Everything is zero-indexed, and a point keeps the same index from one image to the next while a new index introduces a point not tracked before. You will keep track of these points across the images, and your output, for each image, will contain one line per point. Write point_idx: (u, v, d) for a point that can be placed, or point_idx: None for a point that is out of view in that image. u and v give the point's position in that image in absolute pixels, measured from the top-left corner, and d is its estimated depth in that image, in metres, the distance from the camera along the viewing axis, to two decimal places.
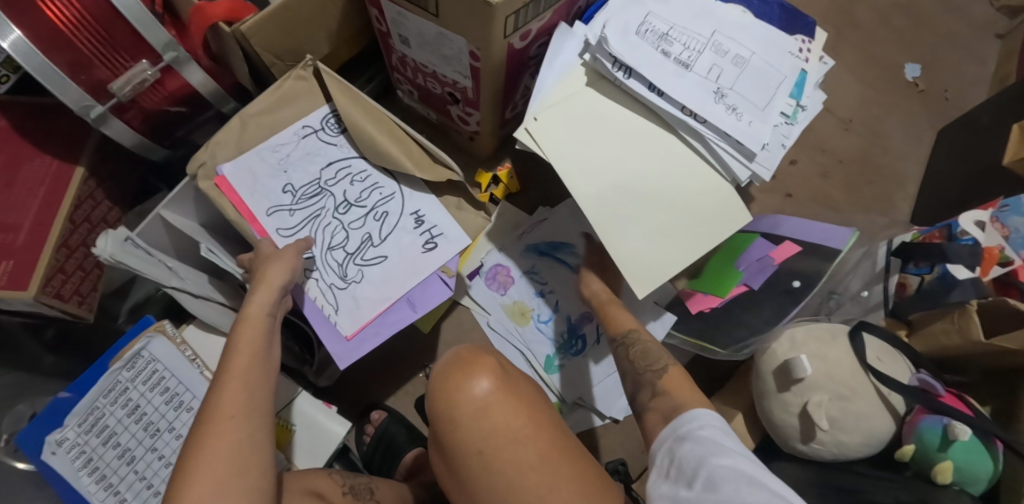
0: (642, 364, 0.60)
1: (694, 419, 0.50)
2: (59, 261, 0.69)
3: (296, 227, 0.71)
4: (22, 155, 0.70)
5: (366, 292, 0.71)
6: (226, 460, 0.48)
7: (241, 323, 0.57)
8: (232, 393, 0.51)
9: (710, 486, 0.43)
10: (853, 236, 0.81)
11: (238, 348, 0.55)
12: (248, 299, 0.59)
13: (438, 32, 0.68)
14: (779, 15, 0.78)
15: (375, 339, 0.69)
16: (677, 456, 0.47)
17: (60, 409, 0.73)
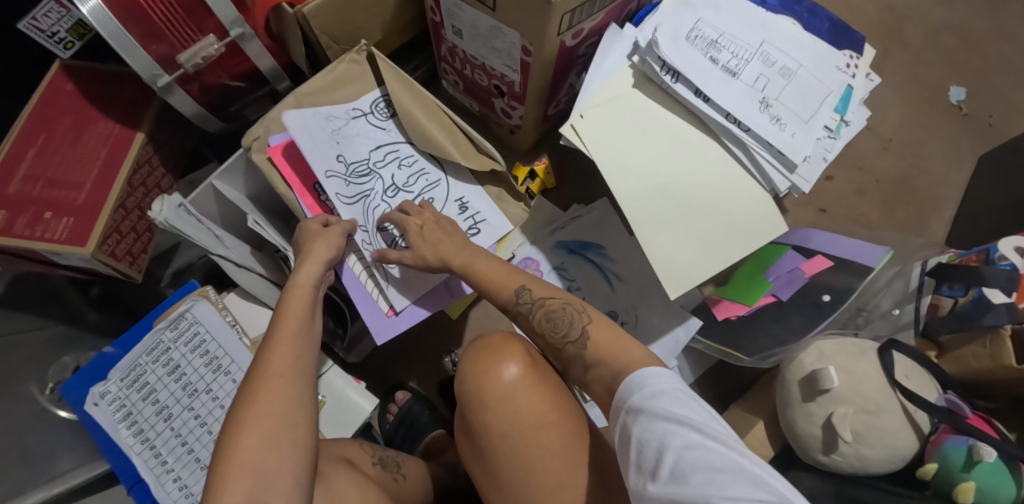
0: (556, 336, 0.57)
1: (645, 388, 0.46)
2: (116, 221, 0.73)
3: (351, 199, 0.72)
4: (87, 118, 0.74)
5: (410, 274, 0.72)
6: (275, 418, 0.49)
7: (290, 292, 0.59)
8: (276, 356, 0.52)
9: (676, 474, 0.39)
10: (887, 254, 0.79)
11: (285, 314, 0.56)
12: (296, 270, 0.61)
13: (493, 25, 0.70)
14: (829, 30, 0.79)
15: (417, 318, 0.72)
16: (634, 435, 0.44)
17: (105, 362, 0.76)
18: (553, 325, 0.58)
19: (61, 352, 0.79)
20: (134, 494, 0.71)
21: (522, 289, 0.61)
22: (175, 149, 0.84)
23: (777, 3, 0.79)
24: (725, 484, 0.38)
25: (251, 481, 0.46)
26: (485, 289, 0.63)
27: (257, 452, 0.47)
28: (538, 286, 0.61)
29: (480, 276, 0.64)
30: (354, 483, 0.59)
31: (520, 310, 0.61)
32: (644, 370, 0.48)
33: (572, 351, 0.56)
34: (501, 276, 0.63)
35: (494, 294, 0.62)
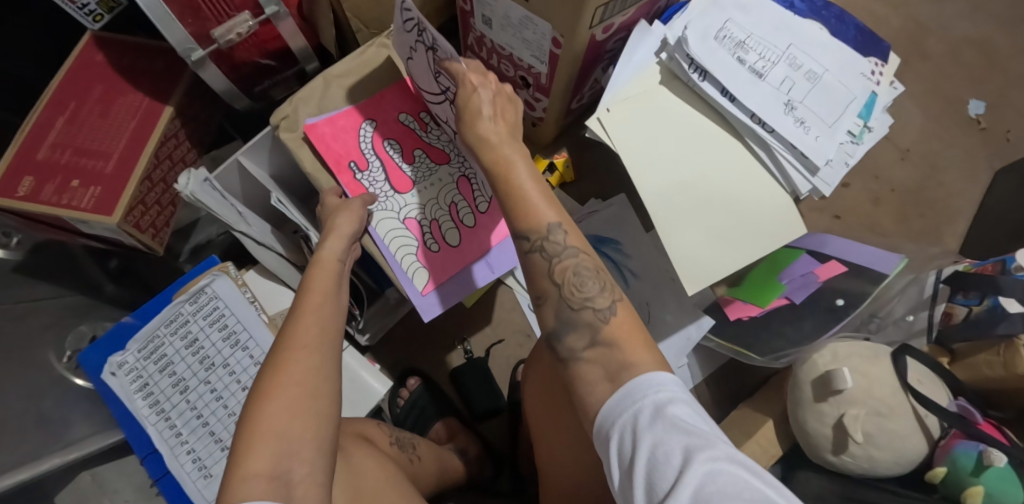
0: (577, 295, 0.51)
1: (657, 393, 0.43)
2: (141, 193, 0.73)
3: (373, 166, 0.71)
4: (116, 89, 0.74)
5: (443, 255, 0.71)
6: (305, 385, 0.47)
7: (317, 267, 0.57)
8: (304, 325, 0.50)
9: (703, 490, 0.37)
10: (901, 263, 0.77)
11: (313, 287, 0.55)
12: (320, 245, 0.60)
13: (525, 16, 0.69)
14: (855, 37, 0.80)
15: (450, 298, 0.72)
16: (645, 445, 0.41)
17: (123, 333, 0.77)
18: (581, 282, 0.51)
19: (78, 321, 0.80)
20: (150, 464, 0.73)
21: (559, 228, 0.52)
22: (201, 124, 0.84)
23: (805, 7, 0.79)
24: None
25: (275, 446, 0.44)
26: (511, 207, 0.53)
27: (285, 419, 0.45)
28: (575, 232, 0.53)
29: (513, 186, 0.53)
30: (373, 458, 0.60)
31: (547, 248, 0.52)
32: (650, 372, 0.45)
33: (588, 318, 0.50)
34: (539, 199, 0.53)
35: (519, 218, 0.53)
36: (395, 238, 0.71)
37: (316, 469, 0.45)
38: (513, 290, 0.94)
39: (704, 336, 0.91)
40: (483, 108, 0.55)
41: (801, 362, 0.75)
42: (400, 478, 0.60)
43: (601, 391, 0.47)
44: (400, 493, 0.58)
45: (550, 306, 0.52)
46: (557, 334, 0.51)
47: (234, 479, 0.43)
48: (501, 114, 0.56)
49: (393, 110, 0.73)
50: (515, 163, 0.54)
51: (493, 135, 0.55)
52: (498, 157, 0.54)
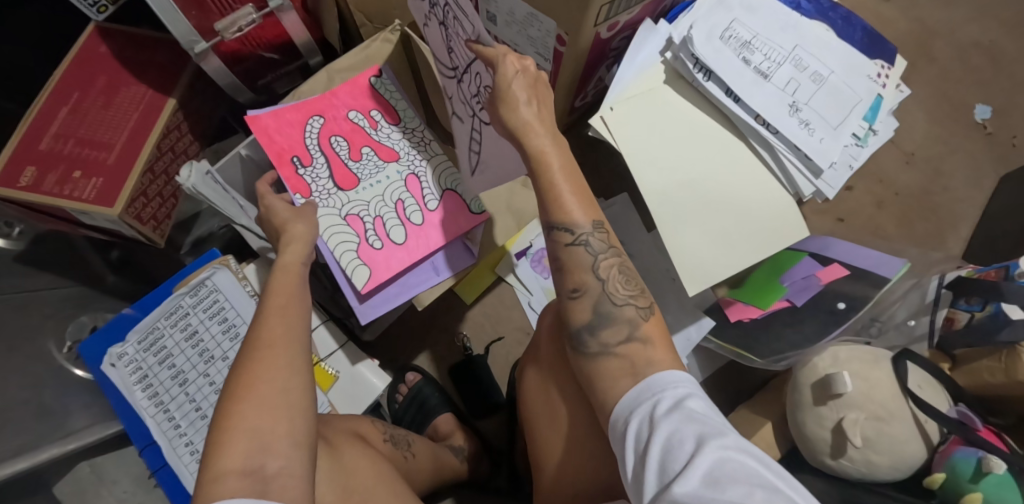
0: (621, 292, 0.54)
1: (675, 389, 0.45)
2: (143, 185, 0.73)
3: (319, 163, 0.70)
4: (119, 80, 0.74)
5: (386, 253, 0.69)
6: (281, 380, 0.45)
7: (280, 271, 0.54)
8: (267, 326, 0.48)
9: (712, 471, 0.38)
10: (904, 267, 0.78)
11: (277, 290, 0.52)
12: (281, 252, 0.57)
13: (530, 13, 0.69)
14: (862, 38, 0.79)
15: (392, 300, 0.71)
16: (660, 433, 0.42)
17: (123, 324, 0.77)
18: (625, 280, 0.54)
19: (79, 311, 0.80)
20: (148, 456, 0.73)
21: (599, 226, 0.54)
22: (205, 117, 0.84)
23: (812, 8, 0.79)
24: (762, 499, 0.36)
25: (248, 442, 0.42)
26: (549, 199, 0.54)
27: (254, 415, 0.43)
28: (610, 232, 0.55)
29: (551, 179, 0.53)
30: (368, 456, 0.60)
31: (590, 244, 0.54)
32: (669, 372, 0.48)
33: (630, 314, 0.53)
34: (577, 195, 0.54)
35: (555, 210, 0.54)
36: (336, 235, 0.69)
37: (292, 463, 0.43)
38: (513, 287, 0.94)
39: (704, 338, 0.90)
40: (520, 95, 0.52)
41: (801, 365, 0.75)
42: (395, 476, 0.60)
43: (625, 384, 0.49)
44: (393, 490, 0.58)
45: (587, 300, 0.53)
46: (591, 326, 0.53)
47: (209, 475, 0.41)
48: (536, 99, 0.53)
49: (343, 106, 0.72)
50: (549, 156, 0.52)
51: (530, 127, 0.52)
52: (534, 150, 0.52)
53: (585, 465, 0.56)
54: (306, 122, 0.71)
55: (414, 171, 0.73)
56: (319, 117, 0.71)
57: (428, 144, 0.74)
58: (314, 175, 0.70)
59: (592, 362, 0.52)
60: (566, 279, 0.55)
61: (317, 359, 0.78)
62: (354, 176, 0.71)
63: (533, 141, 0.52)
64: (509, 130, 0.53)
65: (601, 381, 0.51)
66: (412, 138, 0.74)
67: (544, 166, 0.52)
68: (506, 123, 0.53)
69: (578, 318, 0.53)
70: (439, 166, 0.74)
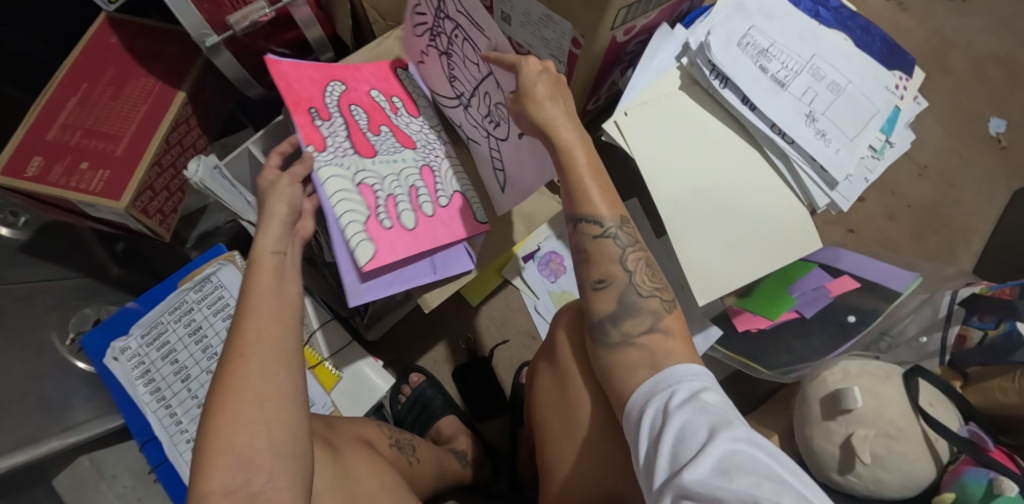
0: (648, 283, 0.53)
1: (691, 381, 0.44)
2: (150, 179, 0.73)
3: (333, 121, 0.64)
4: (129, 72, 0.73)
5: (392, 236, 0.63)
6: (266, 390, 0.44)
7: (254, 266, 0.50)
8: (242, 333, 0.46)
9: (724, 461, 0.37)
10: (916, 281, 0.79)
11: (251, 292, 0.49)
12: (258, 237, 0.52)
13: (545, 14, 0.68)
14: (880, 48, 0.78)
15: (388, 286, 0.63)
16: (673, 423, 0.41)
17: (127, 318, 0.76)
18: (651, 274, 0.54)
19: (83, 304, 0.80)
20: (149, 451, 0.73)
21: (626, 221, 0.54)
22: (214, 110, 0.83)
23: (830, 16, 0.78)
24: (773, 493, 0.35)
25: (229, 460, 0.42)
26: (577, 190, 0.53)
27: (227, 433, 0.42)
28: (635, 227, 0.55)
29: (579, 176, 0.53)
30: (370, 461, 0.59)
31: (619, 236, 0.53)
32: (687, 365, 0.47)
33: (654, 306, 0.52)
34: (605, 194, 0.53)
35: (585, 202, 0.53)
36: (343, 199, 0.61)
37: (276, 476, 0.43)
38: (519, 290, 0.93)
39: (711, 346, 0.89)
40: (542, 92, 0.53)
41: (810, 379, 0.74)
42: (398, 482, 0.60)
43: (642, 375, 0.48)
44: (395, 495, 0.57)
45: (613, 291, 0.52)
46: (614, 316, 0.51)
47: (194, 495, 0.41)
48: (560, 97, 0.54)
49: (366, 84, 0.69)
50: (577, 151, 0.52)
51: (557, 120, 0.52)
52: (562, 142, 0.52)
53: (602, 474, 0.54)
54: (329, 82, 0.66)
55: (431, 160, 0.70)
56: (342, 81, 0.67)
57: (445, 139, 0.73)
58: (332, 132, 0.63)
59: (611, 352, 0.51)
60: (591, 271, 0.54)
61: (318, 358, 0.76)
62: (372, 146, 0.66)
63: (560, 134, 0.52)
64: (537, 123, 0.53)
65: (619, 374, 0.50)
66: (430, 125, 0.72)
67: (571, 160, 0.52)
68: (533, 117, 0.53)
69: (601, 310, 0.52)
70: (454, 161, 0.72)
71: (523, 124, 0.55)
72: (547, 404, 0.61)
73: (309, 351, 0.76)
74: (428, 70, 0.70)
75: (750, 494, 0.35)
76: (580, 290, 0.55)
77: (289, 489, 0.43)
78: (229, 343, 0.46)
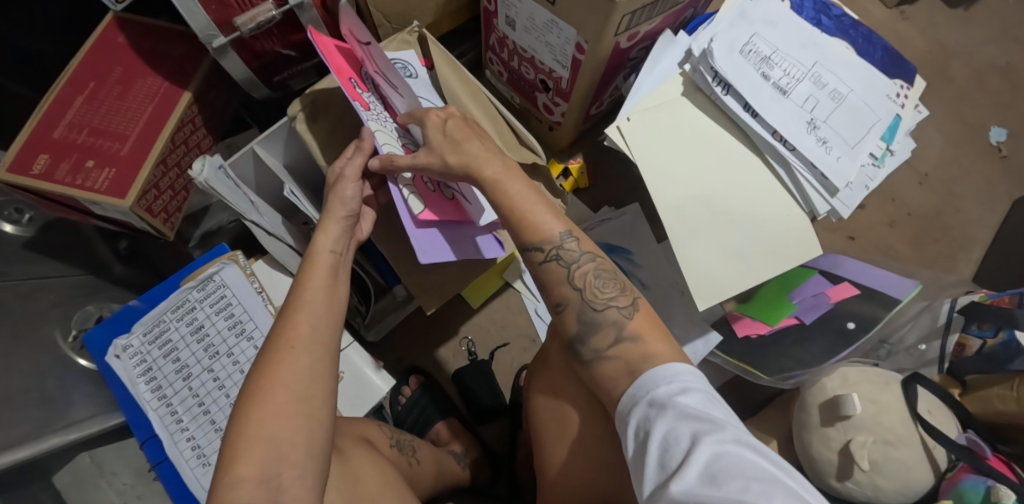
0: (599, 296, 0.53)
1: (670, 384, 0.44)
2: (154, 178, 0.73)
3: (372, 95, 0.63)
4: (136, 72, 0.73)
5: (434, 199, 0.63)
6: (282, 385, 0.45)
7: (310, 263, 0.53)
8: (295, 323, 0.48)
9: (710, 467, 0.37)
10: (917, 289, 0.79)
11: (304, 287, 0.51)
12: (314, 239, 0.55)
13: (550, 19, 0.68)
14: (882, 57, 0.79)
15: (442, 248, 0.62)
16: (658, 431, 0.41)
17: (130, 316, 0.76)
18: (604, 282, 0.53)
19: (86, 301, 0.80)
20: (149, 449, 0.73)
21: (571, 234, 0.54)
22: (219, 111, 0.84)
23: (832, 25, 0.78)
24: (760, 495, 0.35)
25: (265, 451, 0.42)
26: (518, 223, 0.54)
27: (265, 423, 0.43)
28: (584, 236, 0.54)
29: (511, 209, 0.54)
30: (372, 460, 0.60)
31: (562, 256, 0.53)
32: (668, 365, 0.46)
33: (613, 317, 0.51)
34: (542, 215, 0.54)
35: (525, 231, 0.54)
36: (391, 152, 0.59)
37: (306, 474, 0.43)
38: (519, 293, 0.95)
39: (710, 352, 0.89)
40: (458, 135, 0.55)
41: (809, 385, 0.74)
42: (399, 482, 0.60)
43: (624, 384, 0.48)
44: (395, 495, 0.58)
45: (569, 312, 0.53)
46: (579, 336, 0.52)
47: (225, 481, 0.41)
48: (475, 135, 0.56)
49: None
50: (506, 185, 0.54)
51: (481, 160, 0.54)
52: (488, 181, 0.54)
53: (595, 477, 0.55)
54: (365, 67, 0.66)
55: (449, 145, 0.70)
56: None
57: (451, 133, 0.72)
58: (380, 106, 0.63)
59: (593, 368, 0.51)
60: (548, 294, 0.55)
61: None
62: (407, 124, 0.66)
63: (485, 172, 0.54)
64: (461, 169, 0.54)
65: (604, 385, 0.50)
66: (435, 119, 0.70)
67: (503, 195, 0.53)
68: (454, 161, 0.55)
69: (568, 330, 0.53)
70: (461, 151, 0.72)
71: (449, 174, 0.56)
72: (546, 408, 0.61)
73: None
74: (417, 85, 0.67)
75: (739, 498, 0.35)
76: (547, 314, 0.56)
77: (311, 488, 0.43)
78: None
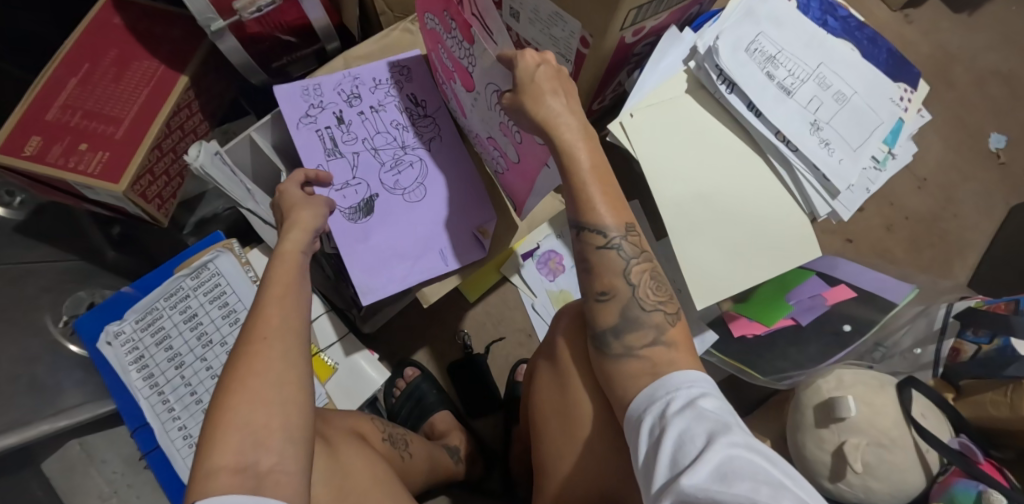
0: (651, 296, 0.52)
1: (689, 388, 0.45)
2: (149, 163, 0.72)
3: (347, 145, 0.72)
4: (132, 55, 0.72)
5: (382, 227, 0.71)
6: (275, 373, 0.44)
7: (278, 261, 0.52)
8: (265, 317, 0.47)
9: (721, 466, 0.37)
10: (913, 292, 0.79)
11: (273, 280, 0.50)
12: (283, 237, 0.55)
13: (555, 12, 0.66)
14: (887, 61, 0.78)
15: (387, 265, 0.70)
16: (673, 430, 0.42)
17: (123, 303, 0.76)
18: (655, 286, 0.53)
19: (76, 286, 0.79)
20: (140, 438, 0.72)
21: (631, 230, 0.53)
22: (216, 96, 0.83)
23: (838, 25, 0.78)
24: (773, 498, 0.35)
25: (242, 438, 0.42)
26: (579, 197, 0.52)
27: (246, 409, 0.42)
28: (641, 235, 0.54)
29: (581, 180, 0.51)
30: (362, 455, 0.59)
31: (622, 248, 0.52)
32: (688, 372, 0.47)
33: (657, 319, 0.52)
34: (609, 200, 0.52)
35: (587, 213, 0.52)
36: (348, 189, 0.70)
37: (286, 459, 0.42)
38: (517, 289, 0.94)
39: (706, 351, 0.89)
40: (546, 86, 0.50)
41: (804, 386, 0.75)
42: (389, 476, 0.60)
43: (643, 382, 0.48)
44: (387, 487, 0.58)
45: (615, 305, 0.52)
46: (615, 329, 0.52)
47: (200, 473, 0.40)
48: (564, 90, 0.51)
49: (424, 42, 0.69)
50: (579, 150, 0.50)
51: (560, 118, 0.50)
52: (565, 142, 0.50)
53: (592, 478, 0.55)
54: (427, 13, 0.63)
55: (418, 162, 0.73)
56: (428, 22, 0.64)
57: (443, 140, 0.74)
58: (327, 155, 0.71)
59: (615, 363, 0.51)
60: (594, 282, 0.54)
61: (316, 349, 0.77)
62: (467, 79, 0.62)
63: (561, 134, 0.50)
64: (549, 117, 0.50)
65: (620, 381, 0.50)
66: (413, 134, 0.74)
67: (573, 162, 0.50)
68: (532, 115, 0.50)
69: (604, 322, 0.52)
70: (441, 162, 0.73)
71: (522, 121, 0.52)
72: (549, 400, 0.61)
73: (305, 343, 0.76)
74: (374, 120, 0.73)
75: (749, 497, 0.35)
76: (583, 300, 0.55)
77: (296, 473, 0.43)
78: (241, 332, 0.47)
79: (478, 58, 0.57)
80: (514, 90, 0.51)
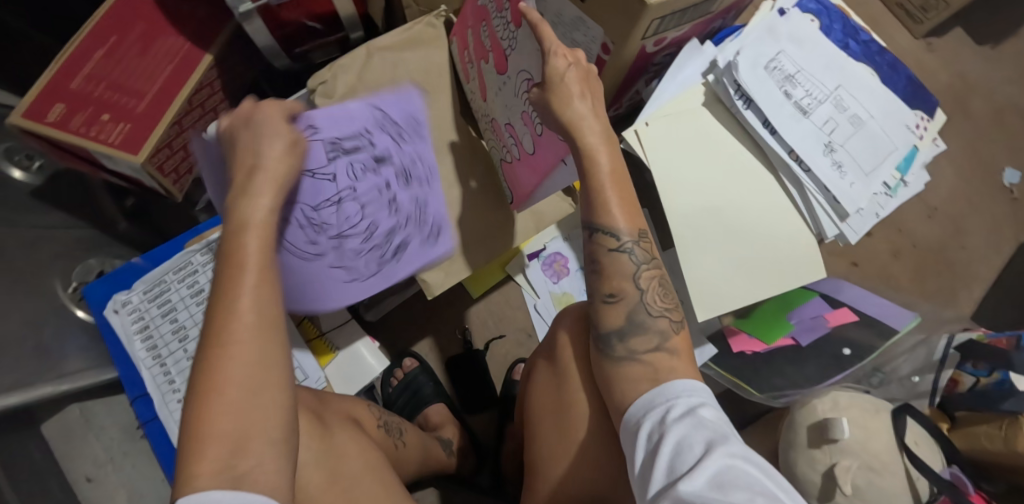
0: (659, 303, 0.53)
1: (689, 397, 0.45)
2: (168, 137, 0.73)
3: None
4: (158, 29, 0.73)
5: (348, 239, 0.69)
6: None
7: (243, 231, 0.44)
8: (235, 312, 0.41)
9: (718, 476, 0.38)
10: (915, 321, 0.79)
11: None
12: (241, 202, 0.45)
13: (577, 17, 0.67)
14: (905, 87, 0.78)
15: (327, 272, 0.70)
16: (671, 437, 0.42)
17: (133, 273, 0.77)
18: (663, 293, 0.54)
19: (86, 254, 0.80)
20: (139, 407, 0.73)
21: (644, 236, 0.54)
22: (237, 77, 0.84)
23: (859, 49, 0.78)
24: None
25: None
26: (596, 199, 0.52)
27: None
28: (653, 242, 0.55)
29: (600, 182, 0.52)
30: (356, 439, 0.60)
31: (634, 252, 0.53)
32: (685, 381, 0.47)
33: (662, 326, 0.52)
34: (625, 204, 0.53)
35: (600, 214, 0.53)
36: None
37: None
38: (520, 287, 0.95)
39: (704, 364, 0.89)
40: (574, 87, 0.50)
41: (800, 405, 0.75)
42: (381, 462, 0.60)
43: (640, 389, 0.49)
44: (379, 473, 0.58)
45: (622, 307, 0.52)
46: (621, 332, 0.52)
47: None
48: (591, 92, 0.51)
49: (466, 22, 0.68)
50: (600, 155, 0.51)
51: (584, 121, 0.50)
52: (587, 146, 0.50)
53: (584, 479, 0.55)
54: None
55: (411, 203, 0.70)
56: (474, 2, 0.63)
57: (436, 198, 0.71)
58: None
59: (614, 366, 0.51)
60: (602, 284, 0.54)
61: (317, 333, 0.78)
62: (502, 63, 0.62)
63: (585, 137, 0.50)
64: (562, 123, 0.50)
65: (618, 384, 0.51)
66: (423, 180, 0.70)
67: (594, 166, 0.51)
68: (558, 116, 0.50)
69: (609, 323, 0.52)
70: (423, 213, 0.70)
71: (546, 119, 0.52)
72: (547, 399, 0.61)
73: (308, 325, 0.77)
74: None
75: None
76: (589, 301, 0.55)
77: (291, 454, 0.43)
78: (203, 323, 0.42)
79: (520, 42, 0.57)
80: (538, 90, 0.51)
